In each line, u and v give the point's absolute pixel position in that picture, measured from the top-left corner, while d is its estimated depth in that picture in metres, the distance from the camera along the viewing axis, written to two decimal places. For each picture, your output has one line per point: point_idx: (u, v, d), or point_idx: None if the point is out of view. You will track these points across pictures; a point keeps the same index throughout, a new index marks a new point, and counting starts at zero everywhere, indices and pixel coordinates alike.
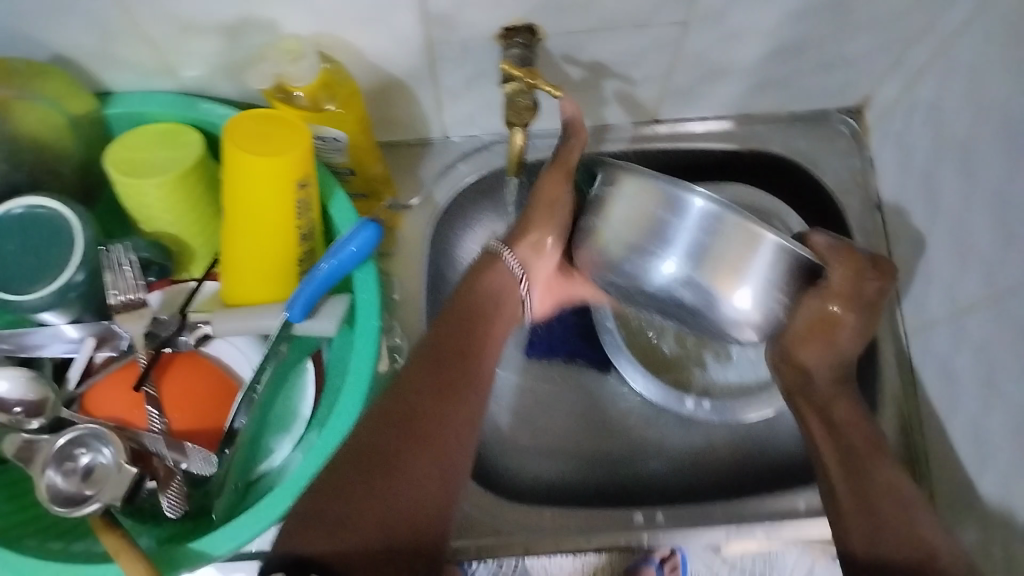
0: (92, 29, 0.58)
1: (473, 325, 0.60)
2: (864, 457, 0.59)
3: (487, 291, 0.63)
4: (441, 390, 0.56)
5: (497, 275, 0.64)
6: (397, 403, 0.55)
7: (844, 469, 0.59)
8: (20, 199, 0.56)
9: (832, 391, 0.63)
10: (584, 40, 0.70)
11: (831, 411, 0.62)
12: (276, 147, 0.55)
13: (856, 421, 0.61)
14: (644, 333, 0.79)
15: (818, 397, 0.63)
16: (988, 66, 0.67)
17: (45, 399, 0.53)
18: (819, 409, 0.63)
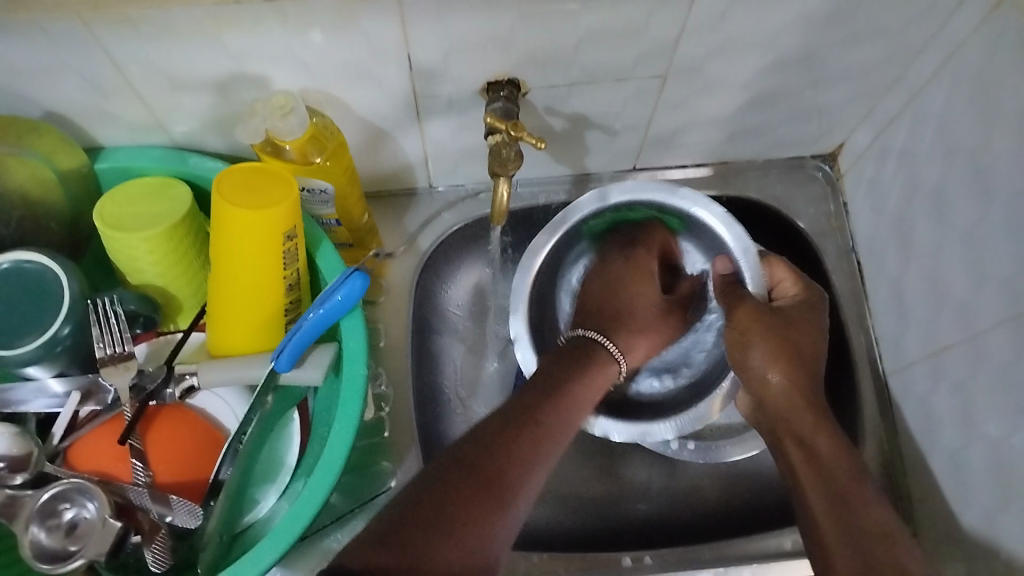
0: (83, 89, 0.57)
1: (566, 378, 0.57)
2: (854, 493, 0.54)
3: (575, 348, 0.62)
4: (544, 408, 0.53)
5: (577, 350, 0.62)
6: (489, 427, 0.50)
7: (829, 502, 0.54)
8: (9, 252, 0.54)
9: (788, 407, 0.59)
10: (568, 93, 0.65)
11: (817, 446, 0.57)
12: (262, 199, 0.52)
13: (839, 454, 0.56)
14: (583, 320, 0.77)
15: (775, 416, 0.60)
16: (956, 113, 0.63)
17: (28, 454, 0.51)
18: (797, 439, 0.58)
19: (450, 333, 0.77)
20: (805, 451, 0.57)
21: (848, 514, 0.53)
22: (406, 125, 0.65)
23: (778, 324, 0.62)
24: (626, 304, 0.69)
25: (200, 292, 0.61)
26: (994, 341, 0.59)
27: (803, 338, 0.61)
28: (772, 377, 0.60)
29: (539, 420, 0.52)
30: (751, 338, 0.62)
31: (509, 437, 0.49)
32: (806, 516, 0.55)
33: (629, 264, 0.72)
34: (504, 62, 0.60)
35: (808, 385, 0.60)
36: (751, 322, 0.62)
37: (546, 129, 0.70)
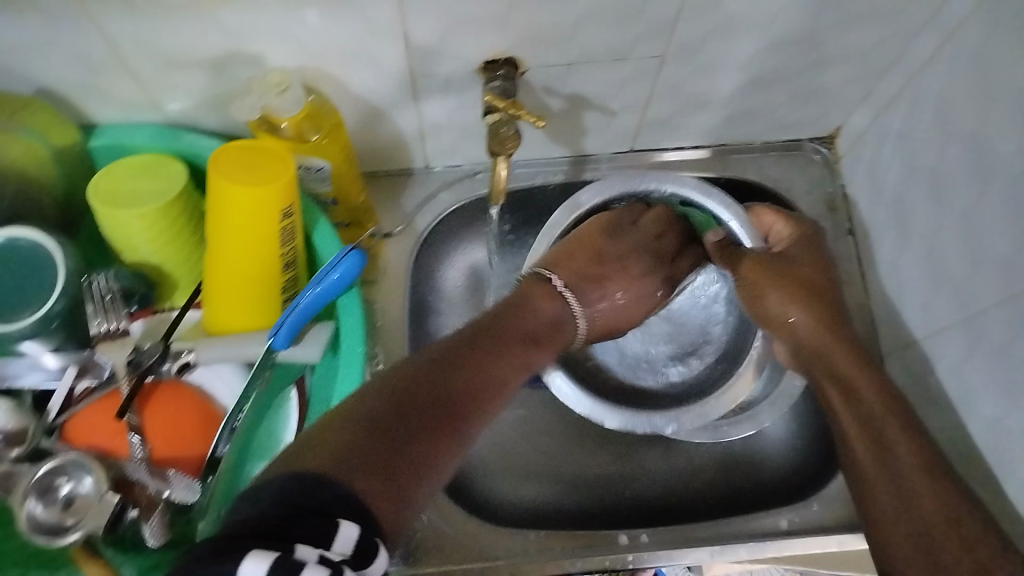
0: (78, 65, 0.56)
1: (516, 324, 0.58)
2: (888, 430, 0.57)
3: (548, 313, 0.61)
4: (489, 348, 0.54)
5: (547, 302, 0.62)
6: (442, 357, 0.51)
7: (868, 438, 0.57)
8: (6, 228, 0.53)
9: (820, 343, 0.61)
10: (566, 73, 0.65)
11: (851, 384, 0.59)
12: (259, 175, 0.52)
13: (878, 391, 0.58)
14: None
15: (810, 353, 0.61)
16: (955, 95, 0.62)
17: (24, 428, 0.53)
18: (834, 377, 0.60)
19: (447, 313, 0.78)
20: (840, 388, 0.59)
21: (887, 456, 0.56)
22: (403, 104, 0.65)
23: (794, 264, 0.63)
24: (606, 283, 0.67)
25: (196, 269, 0.61)
26: (991, 320, 0.59)
27: (809, 271, 0.63)
28: (797, 315, 0.61)
29: (484, 359, 0.52)
30: (764, 287, 0.62)
31: (457, 371, 0.50)
32: (845, 454, 0.58)
33: (649, 245, 0.69)
34: (502, 40, 0.60)
35: (832, 319, 0.61)
36: (762, 267, 0.63)
37: (544, 108, 0.69)
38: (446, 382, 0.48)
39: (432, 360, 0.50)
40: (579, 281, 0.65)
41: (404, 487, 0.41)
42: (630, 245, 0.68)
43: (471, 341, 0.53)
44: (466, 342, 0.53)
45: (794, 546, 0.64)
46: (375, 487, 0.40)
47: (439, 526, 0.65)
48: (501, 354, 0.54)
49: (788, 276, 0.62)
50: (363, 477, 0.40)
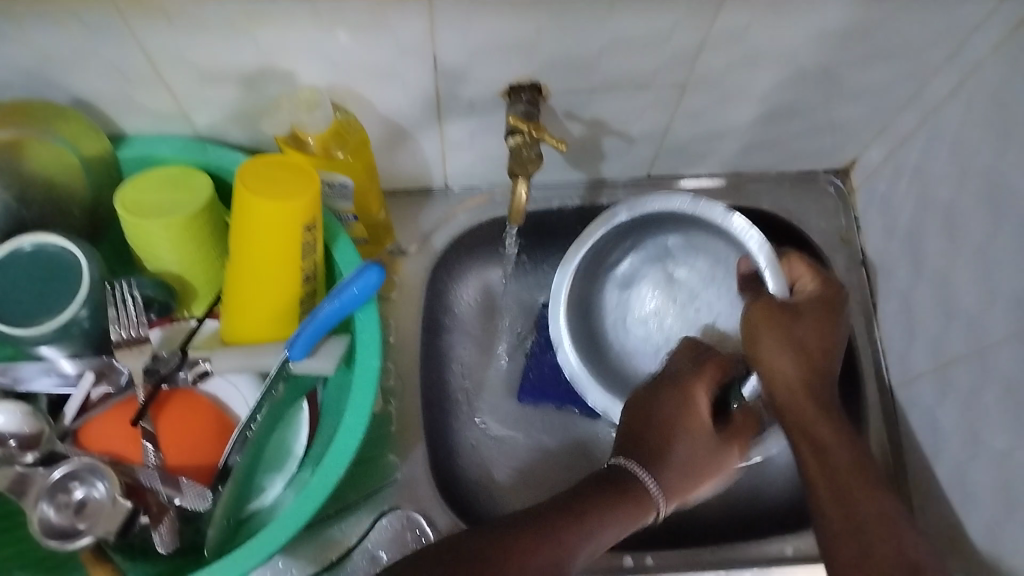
0: (111, 76, 0.57)
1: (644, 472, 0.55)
2: (854, 483, 0.55)
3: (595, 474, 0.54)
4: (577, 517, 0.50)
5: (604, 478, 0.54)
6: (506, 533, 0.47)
7: (829, 487, 0.55)
8: (31, 233, 0.54)
9: (797, 398, 0.58)
10: (587, 98, 0.66)
11: (816, 431, 0.57)
12: (283, 189, 0.52)
13: (844, 444, 0.57)
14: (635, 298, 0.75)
15: (783, 407, 0.58)
16: (972, 134, 0.63)
17: (40, 432, 0.52)
18: (803, 434, 0.57)
19: (460, 332, 0.78)
20: (808, 440, 0.57)
21: (852, 500, 0.55)
22: (425, 123, 0.66)
23: (800, 321, 0.60)
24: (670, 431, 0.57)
25: (218, 280, 0.62)
26: (1004, 359, 0.59)
27: (812, 336, 0.60)
28: (779, 365, 0.59)
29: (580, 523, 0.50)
30: (760, 334, 0.60)
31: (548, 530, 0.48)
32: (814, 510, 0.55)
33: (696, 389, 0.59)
34: (526, 63, 0.60)
35: (815, 377, 0.59)
36: (769, 323, 0.60)
37: (564, 132, 0.70)
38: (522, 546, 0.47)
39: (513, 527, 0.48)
40: (636, 439, 0.57)
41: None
42: (679, 391, 0.59)
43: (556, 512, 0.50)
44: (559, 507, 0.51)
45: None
46: None
47: None
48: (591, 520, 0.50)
49: (788, 335, 0.59)
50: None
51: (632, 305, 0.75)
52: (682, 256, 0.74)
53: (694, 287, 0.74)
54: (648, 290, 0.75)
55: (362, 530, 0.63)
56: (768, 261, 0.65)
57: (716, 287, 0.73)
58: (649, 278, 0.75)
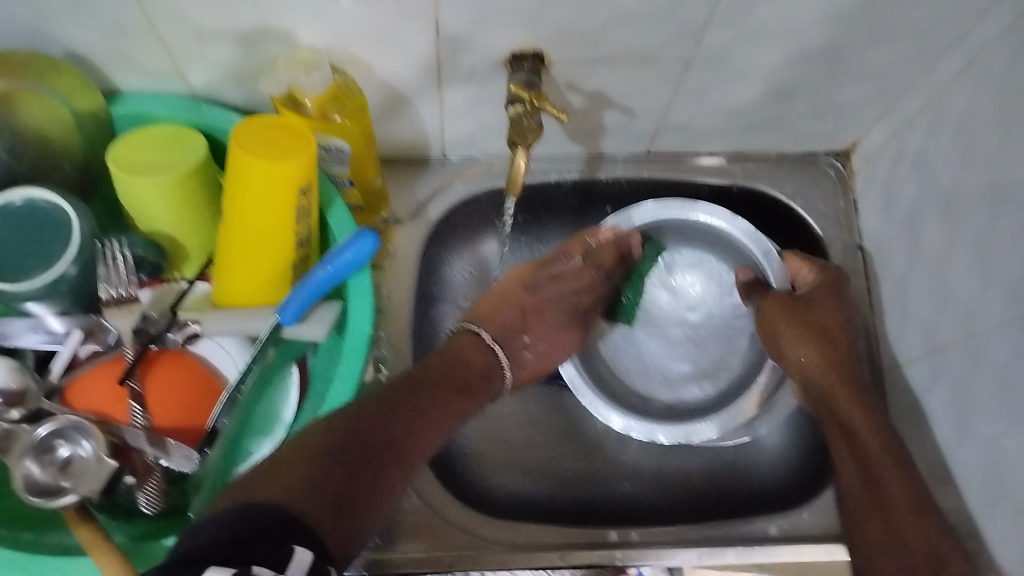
0: (106, 30, 0.56)
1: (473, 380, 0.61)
2: (882, 467, 0.59)
3: (475, 363, 0.63)
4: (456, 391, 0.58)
5: (475, 353, 0.64)
6: (378, 402, 0.53)
7: (859, 474, 0.60)
8: (21, 188, 0.53)
9: (828, 381, 0.64)
10: (589, 70, 0.65)
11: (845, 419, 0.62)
12: (278, 152, 0.51)
13: (876, 428, 0.61)
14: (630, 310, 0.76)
15: (817, 388, 0.64)
16: (976, 122, 0.62)
17: (26, 389, 0.51)
18: (838, 421, 0.62)
19: (450, 300, 0.78)
20: (839, 424, 0.62)
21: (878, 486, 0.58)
22: (425, 90, 0.65)
23: (820, 297, 0.67)
24: (545, 294, 0.70)
25: (209, 242, 0.61)
26: (995, 347, 0.59)
27: (827, 318, 0.66)
28: (802, 353, 0.65)
29: (421, 407, 0.54)
30: (777, 323, 0.66)
31: (404, 397, 0.54)
32: (844, 496, 0.60)
33: (570, 296, 0.72)
34: (529, 32, 0.59)
35: (843, 368, 0.64)
36: (783, 305, 0.67)
37: (565, 104, 0.69)
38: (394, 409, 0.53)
39: (374, 400, 0.53)
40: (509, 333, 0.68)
41: (348, 492, 0.44)
42: (564, 297, 0.71)
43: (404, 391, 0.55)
44: (420, 380, 0.57)
45: (784, 553, 0.64)
46: (322, 490, 0.43)
47: (424, 514, 0.64)
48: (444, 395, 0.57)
49: (804, 320, 0.66)
50: (306, 503, 0.42)
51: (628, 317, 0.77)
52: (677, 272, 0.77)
53: (687, 299, 0.77)
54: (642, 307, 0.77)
55: None
56: (770, 262, 0.71)
57: (709, 301, 0.76)
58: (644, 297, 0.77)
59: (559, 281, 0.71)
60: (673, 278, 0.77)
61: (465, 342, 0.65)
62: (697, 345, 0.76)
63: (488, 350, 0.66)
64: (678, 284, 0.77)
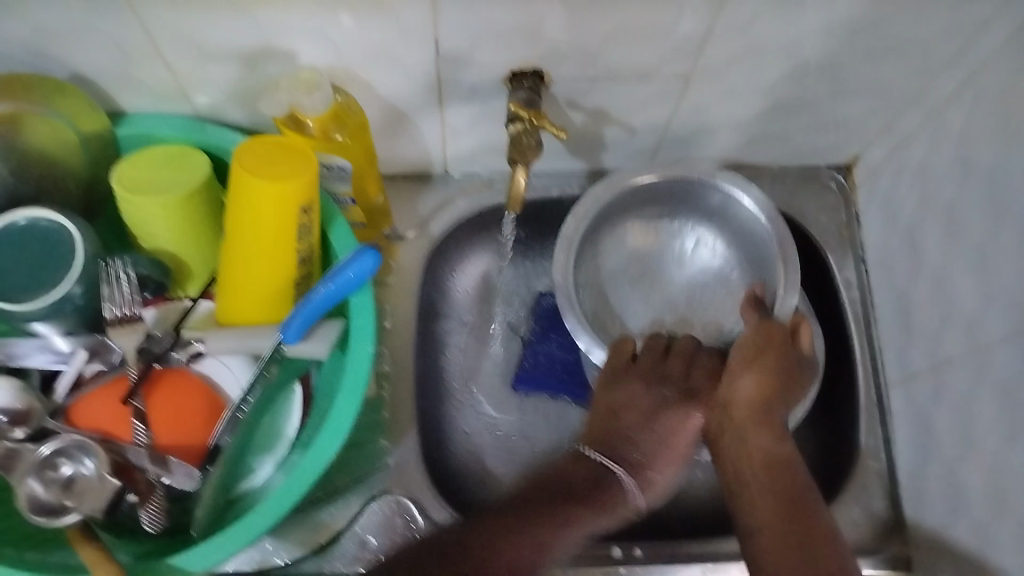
0: (111, 52, 0.57)
1: (591, 490, 0.58)
2: (805, 501, 0.54)
3: (582, 476, 0.59)
4: (570, 498, 0.57)
5: (580, 467, 0.59)
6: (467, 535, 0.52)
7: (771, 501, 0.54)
8: (25, 209, 0.54)
9: (750, 416, 0.58)
10: (589, 87, 0.65)
11: (744, 440, 0.57)
12: (280, 171, 0.52)
13: (767, 453, 0.56)
14: (632, 270, 0.75)
15: (734, 421, 0.59)
16: (976, 133, 0.62)
17: (31, 408, 0.52)
18: (740, 439, 0.58)
19: (453, 319, 0.78)
20: (740, 453, 0.57)
21: (792, 511, 0.53)
22: (425, 108, 0.65)
23: (789, 354, 0.60)
24: (639, 424, 0.61)
25: (212, 261, 0.62)
26: (998, 359, 0.59)
27: (793, 386, 0.60)
28: (743, 386, 0.59)
29: (563, 505, 0.56)
30: (761, 355, 0.60)
31: (549, 510, 0.55)
32: (748, 516, 0.55)
33: (654, 378, 0.63)
34: (527, 50, 0.60)
35: (777, 410, 0.58)
36: (766, 342, 0.61)
37: (565, 121, 0.70)
38: (495, 526, 0.53)
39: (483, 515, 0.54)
40: (612, 433, 0.61)
41: None
42: (648, 386, 0.62)
43: (536, 509, 0.55)
44: (523, 500, 0.56)
45: None
46: None
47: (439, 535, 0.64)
48: (559, 519, 0.55)
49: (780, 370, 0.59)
50: None
51: (631, 259, 0.75)
52: (705, 240, 0.74)
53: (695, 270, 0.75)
54: (661, 261, 0.75)
55: (352, 513, 0.63)
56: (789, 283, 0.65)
57: (710, 280, 0.74)
58: (665, 258, 0.75)
59: (654, 403, 0.62)
60: (691, 244, 0.75)
61: (565, 462, 0.60)
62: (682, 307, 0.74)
63: (589, 460, 0.60)
64: (694, 247, 0.75)
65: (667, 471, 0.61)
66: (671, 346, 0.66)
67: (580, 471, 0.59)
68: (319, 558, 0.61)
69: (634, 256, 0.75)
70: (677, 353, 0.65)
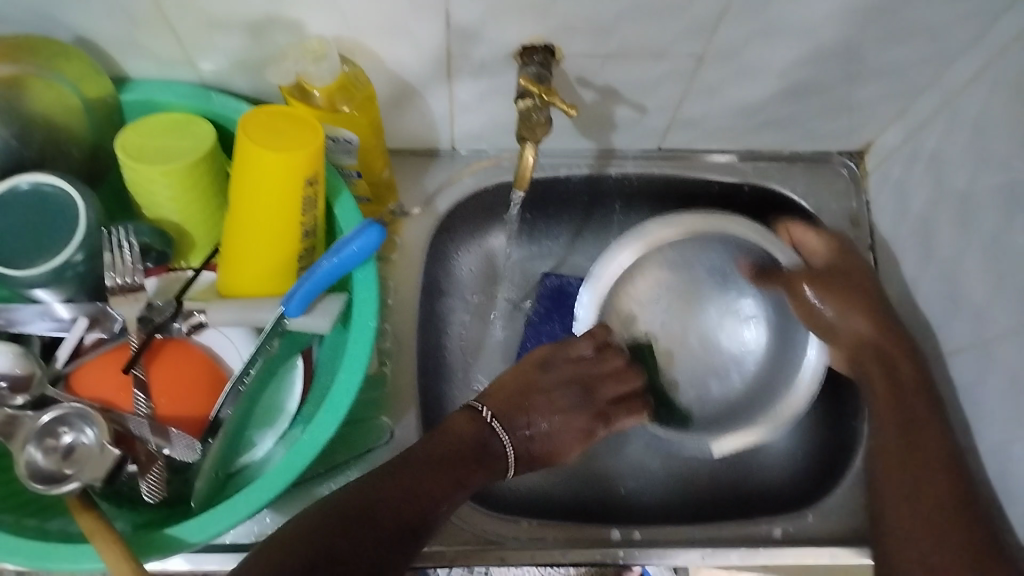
0: (115, 17, 0.56)
1: (463, 462, 0.54)
2: (925, 433, 0.60)
3: (461, 437, 0.56)
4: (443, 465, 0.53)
5: (460, 426, 0.56)
6: (359, 492, 0.48)
7: (911, 439, 0.60)
8: (28, 173, 0.53)
9: (854, 346, 0.67)
10: (602, 64, 0.64)
11: (898, 371, 0.64)
12: (285, 142, 0.51)
13: (891, 388, 0.63)
14: (659, 297, 0.73)
15: (884, 353, 0.65)
16: (992, 121, 0.61)
17: (32, 375, 0.51)
18: (884, 374, 0.64)
19: (457, 296, 0.78)
20: (887, 386, 0.63)
21: (914, 431, 0.60)
22: (435, 82, 0.65)
23: (836, 279, 0.68)
24: (539, 408, 0.60)
25: (216, 231, 0.61)
26: (1008, 351, 0.59)
27: (865, 286, 0.68)
28: (857, 322, 0.66)
29: (445, 471, 0.53)
30: (824, 290, 0.68)
31: (427, 469, 0.52)
32: (885, 457, 0.60)
33: (579, 376, 0.64)
34: (542, 25, 0.59)
35: (896, 330, 0.65)
36: (821, 278, 0.68)
37: (576, 99, 0.69)
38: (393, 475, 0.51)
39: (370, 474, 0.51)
40: (514, 403, 0.60)
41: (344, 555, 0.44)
42: (566, 379, 0.63)
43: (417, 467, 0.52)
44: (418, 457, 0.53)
45: (790, 557, 0.63)
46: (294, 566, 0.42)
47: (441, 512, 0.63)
48: (441, 482, 0.52)
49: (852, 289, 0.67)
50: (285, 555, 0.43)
51: (677, 275, 0.73)
52: (747, 330, 0.73)
53: (723, 309, 0.74)
54: (704, 287, 0.74)
55: None
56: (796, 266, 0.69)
57: (723, 330, 0.74)
58: (702, 295, 0.74)
59: (556, 385, 0.62)
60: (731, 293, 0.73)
61: (456, 419, 0.57)
62: (678, 333, 0.74)
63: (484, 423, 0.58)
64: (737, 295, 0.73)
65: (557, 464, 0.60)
66: (605, 355, 0.66)
67: (458, 436, 0.56)
68: None
69: (672, 302, 0.74)
70: (606, 360, 0.65)
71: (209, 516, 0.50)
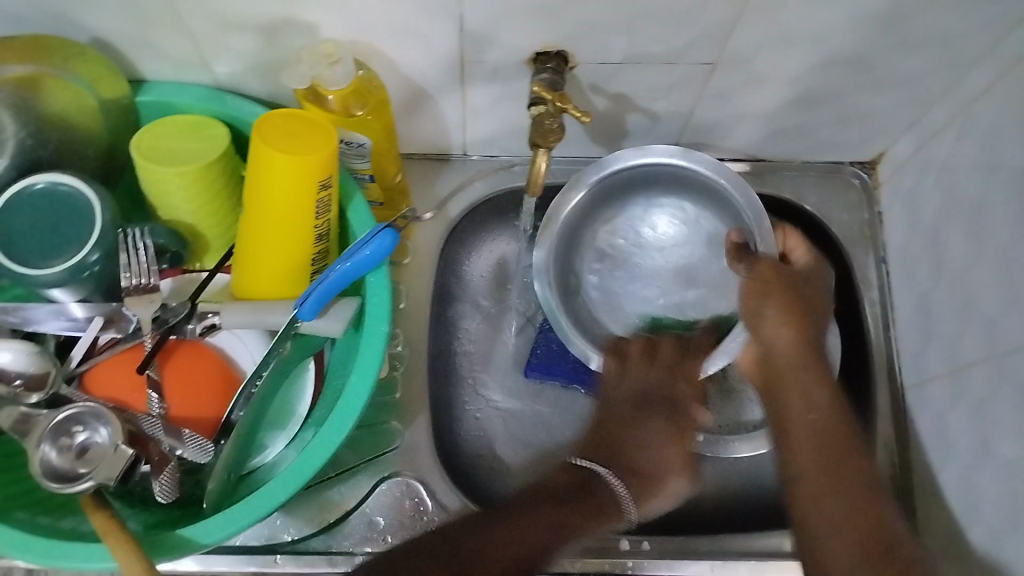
0: (133, 19, 0.56)
1: (573, 501, 0.53)
2: (842, 463, 0.55)
3: (563, 484, 0.55)
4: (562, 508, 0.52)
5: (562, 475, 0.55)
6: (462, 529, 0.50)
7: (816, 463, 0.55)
8: (43, 173, 0.53)
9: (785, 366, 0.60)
10: (615, 71, 0.65)
11: (810, 394, 0.58)
12: (299, 145, 0.51)
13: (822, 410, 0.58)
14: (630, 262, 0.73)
15: (794, 372, 0.59)
16: (1003, 130, 0.61)
17: (46, 373, 0.52)
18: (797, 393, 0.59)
19: (467, 302, 0.78)
20: (804, 405, 0.58)
21: (833, 469, 0.55)
22: (448, 88, 0.65)
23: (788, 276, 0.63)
24: (634, 449, 0.57)
25: (229, 234, 0.61)
26: (1018, 361, 0.59)
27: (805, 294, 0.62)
28: (780, 335, 0.60)
29: (569, 515, 0.52)
30: (770, 292, 0.61)
31: (546, 514, 0.51)
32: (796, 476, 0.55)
33: (649, 386, 0.61)
34: (555, 31, 0.59)
35: (810, 342, 0.60)
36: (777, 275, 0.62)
37: (588, 106, 0.69)
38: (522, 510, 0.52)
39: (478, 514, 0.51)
40: (609, 446, 0.57)
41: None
42: (636, 395, 0.61)
43: (535, 503, 0.52)
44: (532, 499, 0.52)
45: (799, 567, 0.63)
46: None
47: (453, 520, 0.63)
48: (558, 518, 0.51)
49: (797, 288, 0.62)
50: None
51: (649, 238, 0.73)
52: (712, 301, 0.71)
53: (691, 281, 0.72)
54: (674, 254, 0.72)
55: (362, 493, 0.63)
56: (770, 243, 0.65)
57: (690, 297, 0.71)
58: (672, 260, 0.72)
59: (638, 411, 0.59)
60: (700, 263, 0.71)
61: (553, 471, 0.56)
62: (642, 290, 0.73)
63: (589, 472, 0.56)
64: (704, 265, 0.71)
65: (667, 489, 0.57)
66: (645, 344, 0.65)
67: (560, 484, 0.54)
68: (327, 537, 0.61)
69: (636, 257, 0.73)
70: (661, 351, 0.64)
71: (222, 519, 0.50)
